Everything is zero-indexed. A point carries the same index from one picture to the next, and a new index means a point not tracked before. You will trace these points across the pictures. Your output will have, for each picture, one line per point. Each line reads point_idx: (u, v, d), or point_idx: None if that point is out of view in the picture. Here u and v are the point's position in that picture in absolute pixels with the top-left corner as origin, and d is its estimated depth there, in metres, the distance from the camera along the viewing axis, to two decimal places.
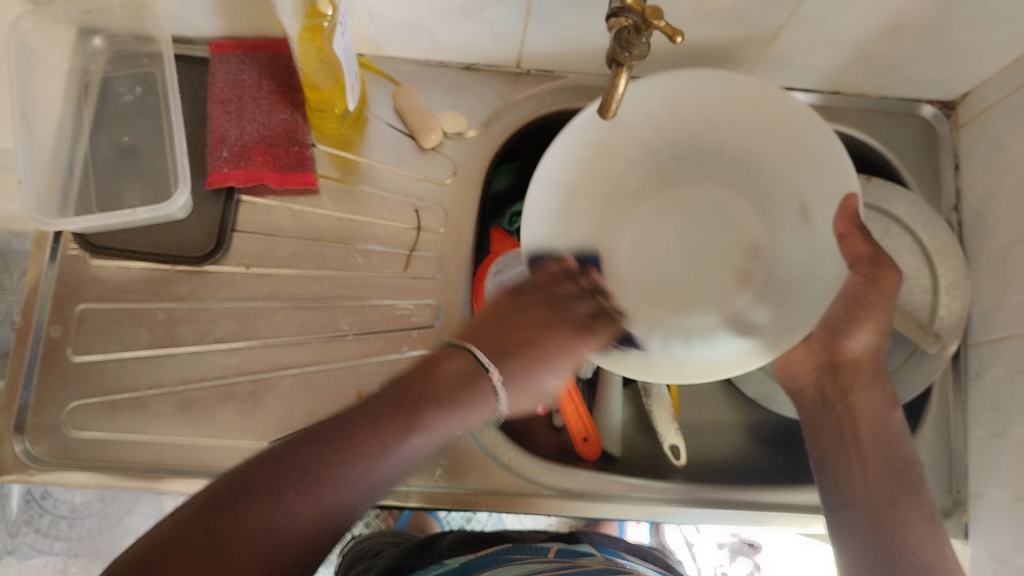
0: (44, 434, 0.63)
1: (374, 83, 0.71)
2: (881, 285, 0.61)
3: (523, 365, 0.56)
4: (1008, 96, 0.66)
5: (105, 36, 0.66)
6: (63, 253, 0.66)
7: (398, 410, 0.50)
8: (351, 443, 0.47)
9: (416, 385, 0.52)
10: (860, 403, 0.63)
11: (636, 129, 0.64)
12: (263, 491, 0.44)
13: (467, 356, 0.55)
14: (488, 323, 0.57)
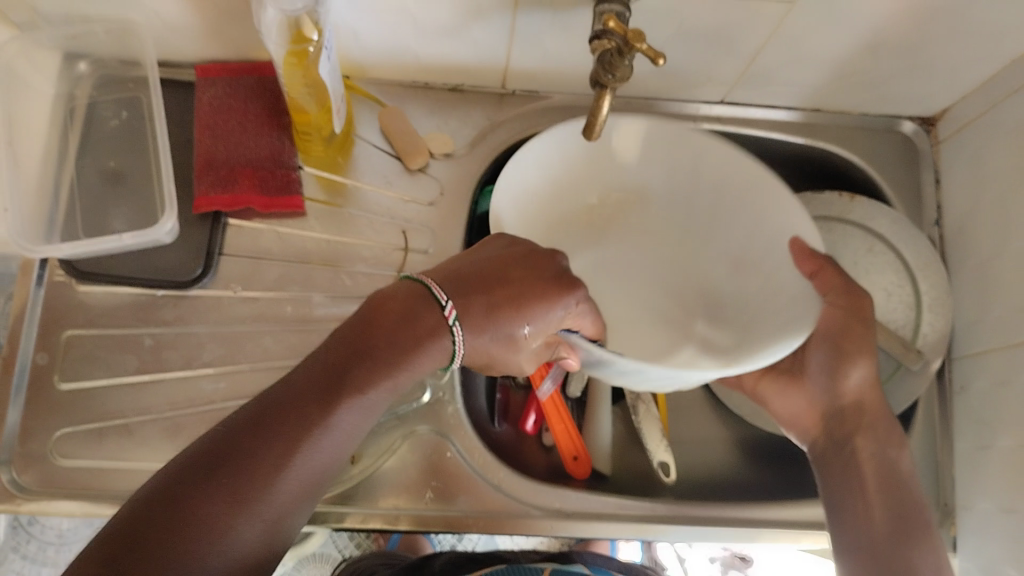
0: (32, 464, 0.62)
1: (361, 106, 0.71)
2: (863, 314, 0.60)
3: (489, 303, 0.50)
4: (986, 111, 0.67)
5: (90, 61, 0.67)
6: (49, 279, 0.66)
7: (329, 374, 0.48)
8: (277, 423, 0.46)
9: (350, 345, 0.49)
10: (864, 444, 0.61)
11: (583, 183, 0.68)
12: (189, 492, 0.43)
13: (418, 294, 0.50)
14: (464, 265, 0.52)
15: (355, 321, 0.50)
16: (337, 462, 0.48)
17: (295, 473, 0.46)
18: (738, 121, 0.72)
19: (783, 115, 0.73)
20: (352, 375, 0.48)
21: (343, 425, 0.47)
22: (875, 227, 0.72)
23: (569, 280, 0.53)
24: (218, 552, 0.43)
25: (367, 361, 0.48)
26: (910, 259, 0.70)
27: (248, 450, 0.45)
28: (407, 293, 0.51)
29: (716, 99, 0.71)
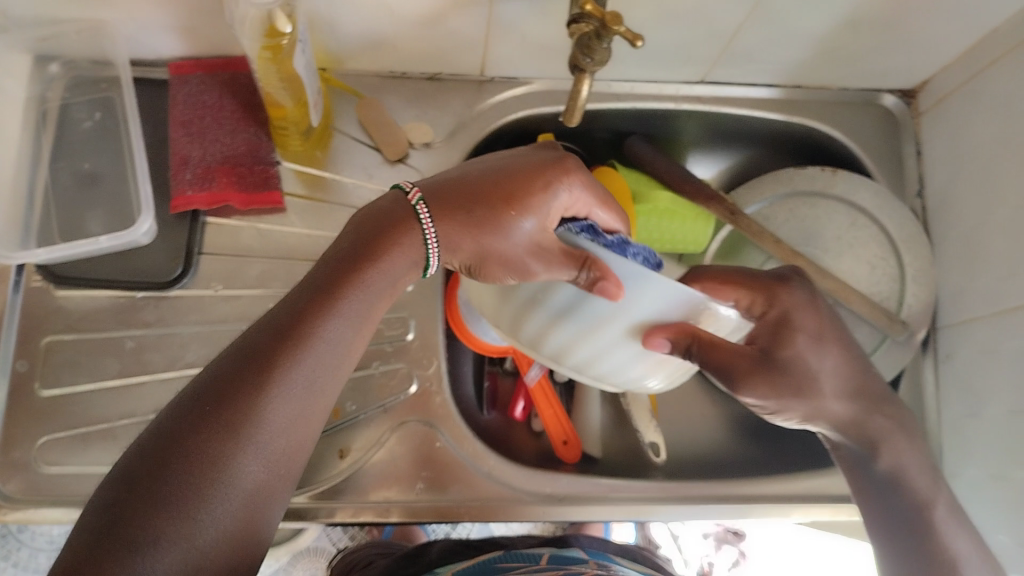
0: (14, 472, 0.60)
1: (339, 98, 0.70)
2: (769, 295, 0.56)
3: (461, 187, 0.51)
4: (965, 83, 0.67)
5: (61, 62, 0.65)
6: (27, 285, 0.65)
7: (310, 296, 0.47)
8: (258, 353, 0.45)
9: (329, 270, 0.48)
10: (883, 438, 0.57)
11: None
12: (183, 432, 0.42)
13: (397, 200, 0.52)
14: (451, 172, 0.54)
15: (331, 253, 0.50)
16: (333, 384, 0.47)
17: (294, 395, 0.45)
18: (719, 100, 0.72)
19: (763, 92, 0.73)
20: (336, 293, 0.47)
21: (334, 341, 0.47)
22: (858, 202, 0.72)
23: (557, 163, 0.53)
24: (224, 486, 0.41)
25: (348, 279, 0.48)
26: (892, 233, 0.71)
27: (240, 380, 0.43)
28: (389, 209, 0.51)
29: (697, 78, 0.71)
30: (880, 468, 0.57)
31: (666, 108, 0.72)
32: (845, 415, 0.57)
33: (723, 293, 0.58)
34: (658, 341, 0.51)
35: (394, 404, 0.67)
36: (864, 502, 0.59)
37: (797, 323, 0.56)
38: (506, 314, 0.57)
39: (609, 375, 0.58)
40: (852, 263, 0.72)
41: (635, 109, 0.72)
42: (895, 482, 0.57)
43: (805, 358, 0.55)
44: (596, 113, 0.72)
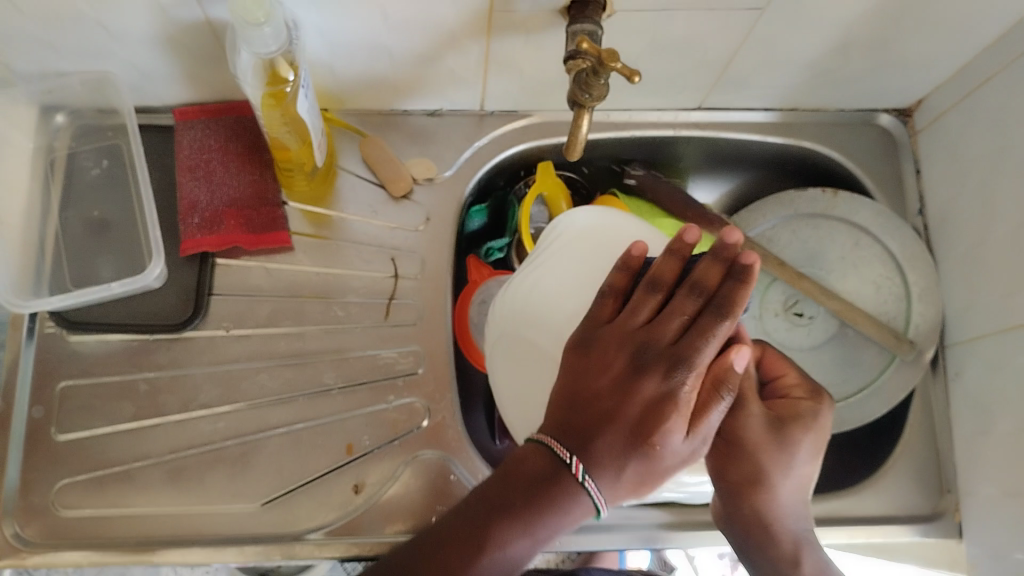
0: (34, 517, 0.62)
1: (341, 137, 0.71)
2: (815, 397, 0.57)
3: (608, 445, 0.46)
4: (960, 101, 0.67)
5: (67, 112, 0.66)
6: (41, 331, 0.66)
7: (491, 495, 0.48)
8: (460, 532, 0.47)
9: (516, 498, 0.47)
10: (807, 560, 0.54)
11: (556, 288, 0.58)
12: None
13: (545, 457, 0.47)
14: (569, 415, 0.48)
15: (507, 468, 0.49)
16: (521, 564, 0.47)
17: (487, 569, 0.46)
18: (718, 126, 0.73)
19: (761, 116, 0.73)
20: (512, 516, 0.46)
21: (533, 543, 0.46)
22: (860, 222, 0.73)
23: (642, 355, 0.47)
24: None
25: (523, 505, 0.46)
26: (897, 254, 0.71)
27: (436, 565, 0.47)
28: (519, 453, 0.49)
29: (694, 106, 0.71)
30: None
31: (666, 135, 0.72)
32: (779, 522, 0.55)
33: (779, 365, 0.59)
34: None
35: (407, 437, 0.66)
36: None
37: (820, 424, 0.56)
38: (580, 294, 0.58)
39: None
40: (858, 284, 0.73)
41: (634, 137, 0.72)
42: None
43: (793, 455, 0.55)
44: (597, 141, 0.73)
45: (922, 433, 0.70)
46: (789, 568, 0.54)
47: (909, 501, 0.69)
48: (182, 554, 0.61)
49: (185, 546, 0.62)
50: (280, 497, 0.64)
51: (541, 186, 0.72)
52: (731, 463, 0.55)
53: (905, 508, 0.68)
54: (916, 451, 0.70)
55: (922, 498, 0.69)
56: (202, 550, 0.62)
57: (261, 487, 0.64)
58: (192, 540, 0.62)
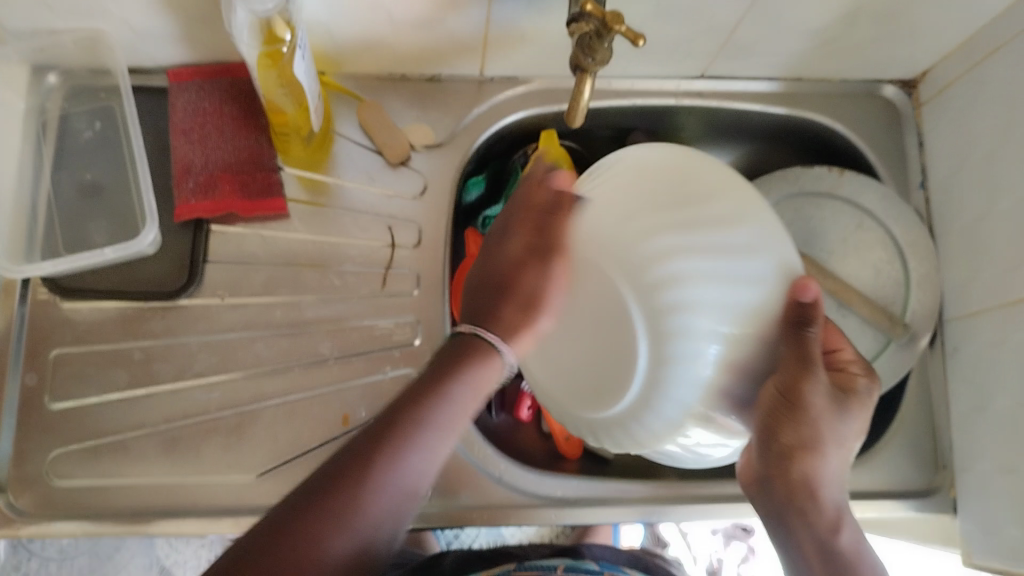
0: (27, 486, 0.62)
1: (338, 102, 0.70)
2: (861, 374, 0.53)
3: (506, 306, 0.53)
4: (966, 72, 0.66)
5: (59, 72, 0.65)
6: (33, 299, 0.65)
7: (415, 389, 0.50)
8: (392, 421, 0.48)
9: (425, 378, 0.51)
10: (844, 521, 0.52)
11: (600, 204, 0.52)
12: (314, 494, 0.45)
13: (458, 339, 0.52)
14: (489, 280, 0.55)
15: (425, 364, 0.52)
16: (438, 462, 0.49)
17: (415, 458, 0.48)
18: (720, 95, 0.72)
19: (764, 86, 0.73)
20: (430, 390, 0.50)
21: (446, 426, 0.49)
22: (862, 203, 0.71)
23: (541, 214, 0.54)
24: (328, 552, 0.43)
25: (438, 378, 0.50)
26: (898, 237, 0.70)
27: (371, 450, 0.47)
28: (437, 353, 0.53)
29: (697, 73, 0.71)
30: (842, 546, 0.51)
31: (668, 104, 0.72)
32: (824, 487, 0.51)
33: (833, 337, 0.55)
34: (805, 289, 0.48)
35: None
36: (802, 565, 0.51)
37: (870, 405, 0.52)
38: (637, 218, 0.50)
39: (692, 331, 0.47)
40: (858, 267, 0.71)
41: (635, 106, 0.72)
42: (859, 561, 0.51)
43: (846, 421, 0.50)
44: (598, 110, 0.72)
45: (920, 410, 0.70)
46: (824, 531, 0.51)
47: (905, 476, 0.69)
48: (175, 525, 0.62)
49: (180, 517, 0.62)
50: (275, 467, 0.63)
51: (543, 156, 0.71)
52: (789, 420, 0.48)
53: (900, 483, 0.69)
54: (913, 427, 0.70)
55: (918, 474, 0.69)
56: (199, 523, 0.62)
57: (256, 459, 0.63)
58: (187, 512, 0.62)
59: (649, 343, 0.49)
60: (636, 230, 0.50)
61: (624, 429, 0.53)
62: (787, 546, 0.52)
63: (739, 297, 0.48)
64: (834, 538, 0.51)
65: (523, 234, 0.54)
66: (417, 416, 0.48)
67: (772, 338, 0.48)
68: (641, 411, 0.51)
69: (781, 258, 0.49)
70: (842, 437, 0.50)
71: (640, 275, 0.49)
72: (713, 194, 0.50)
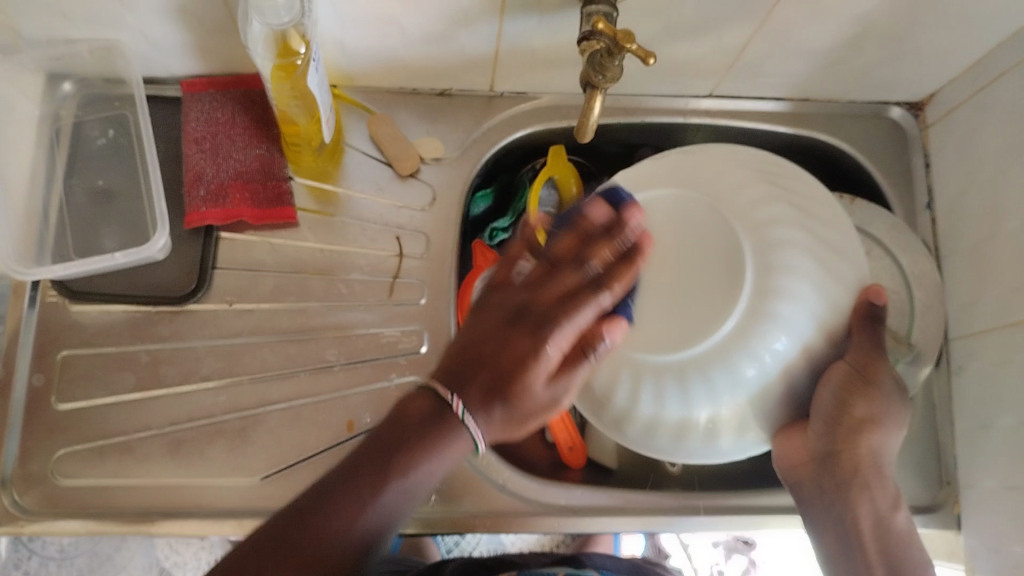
0: (32, 485, 0.63)
1: (349, 114, 0.71)
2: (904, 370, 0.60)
3: (487, 393, 0.46)
4: (973, 96, 0.67)
5: (74, 80, 0.65)
6: (42, 300, 0.66)
7: (382, 440, 0.48)
8: (357, 475, 0.46)
9: (389, 436, 0.48)
10: (897, 501, 0.58)
11: (694, 172, 0.57)
12: (277, 540, 0.45)
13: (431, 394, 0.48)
14: (477, 357, 0.47)
15: (383, 426, 0.48)
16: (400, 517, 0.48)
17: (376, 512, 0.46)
18: (727, 113, 0.73)
19: (772, 105, 0.73)
20: (390, 463, 0.47)
21: (405, 489, 0.47)
22: (872, 231, 0.72)
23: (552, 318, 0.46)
24: None
25: (401, 452, 0.47)
26: (905, 264, 0.70)
27: (331, 504, 0.46)
28: (407, 399, 0.49)
29: (704, 93, 0.71)
30: (897, 524, 0.57)
31: (675, 121, 0.72)
32: (883, 465, 0.57)
33: None
34: (876, 293, 0.54)
35: None
36: (862, 540, 0.57)
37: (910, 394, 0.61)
38: (743, 188, 0.55)
39: (792, 293, 0.51)
40: None
41: (643, 124, 0.72)
42: (907, 541, 0.57)
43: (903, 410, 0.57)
44: (606, 126, 0.72)
45: (924, 426, 0.70)
46: (883, 508, 0.57)
47: (910, 492, 0.69)
48: (180, 526, 0.62)
49: (185, 517, 0.62)
50: (280, 471, 0.64)
51: (552, 170, 0.71)
52: (864, 400, 0.54)
53: (905, 497, 0.69)
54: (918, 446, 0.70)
55: (921, 489, 0.69)
56: (200, 521, 0.62)
57: (260, 462, 0.64)
58: (191, 512, 0.62)
59: (750, 299, 0.51)
60: (744, 198, 0.54)
61: (683, 388, 0.53)
62: (841, 520, 0.57)
63: (825, 283, 0.53)
64: (892, 515, 0.57)
65: (535, 295, 0.47)
66: (371, 497, 0.46)
67: (838, 330, 0.54)
68: (711, 357, 0.52)
69: (855, 267, 0.55)
70: (902, 422, 0.57)
71: (758, 233, 0.53)
72: (806, 193, 0.57)
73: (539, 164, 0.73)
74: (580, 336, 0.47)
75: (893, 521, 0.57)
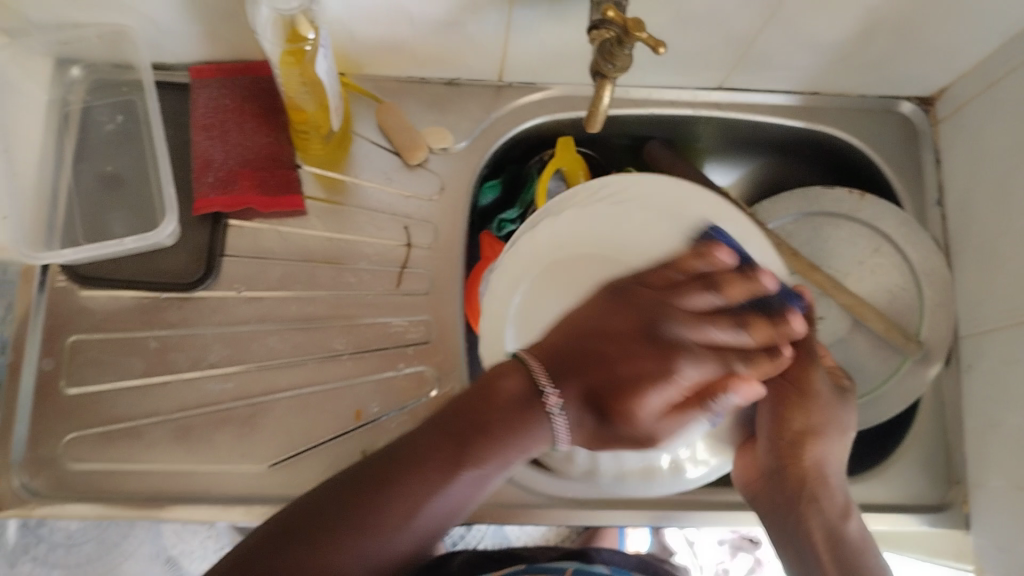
0: (42, 467, 0.63)
1: (356, 102, 0.71)
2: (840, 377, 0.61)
3: (586, 387, 0.48)
4: (984, 91, 0.66)
5: (82, 66, 0.66)
6: (52, 285, 0.66)
7: (467, 415, 0.49)
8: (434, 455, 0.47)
9: (471, 412, 0.48)
10: (851, 511, 0.59)
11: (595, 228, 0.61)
12: (352, 504, 0.46)
13: (526, 372, 0.49)
14: (569, 359, 0.49)
15: (472, 390, 0.49)
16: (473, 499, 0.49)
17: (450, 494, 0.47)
18: (738, 107, 0.72)
19: (782, 98, 0.73)
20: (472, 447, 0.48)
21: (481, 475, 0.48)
22: (882, 227, 0.71)
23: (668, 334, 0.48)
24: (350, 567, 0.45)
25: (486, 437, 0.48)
26: (916, 261, 0.70)
27: (406, 481, 0.47)
28: (500, 367, 0.50)
29: (714, 85, 0.71)
30: (850, 533, 0.58)
31: (684, 114, 0.72)
32: (830, 476, 0.60)
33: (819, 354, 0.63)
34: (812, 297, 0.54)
35: (413, 406, 0.65)
36: (814, 547, 0.58)
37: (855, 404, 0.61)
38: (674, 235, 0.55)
39: None
40: (872, 289, 0.72)
41: (651, 115, 0.72)
42: (862, 547, 0.58)
43: (838, 415, 0.59)
44: (615, 117, 0.72)
45: (931, 425, 0.70)
46: (834, 517, 0.59)
47: (918, 490, 0.68)
48: (187, 512, 0.62)
49: (191, 504, 0.62)
50: (288, 459, 0.64)
51: (560, 162, 0.71)
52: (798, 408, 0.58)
53: (913, 497, 0.68)
54: (927, 443, 0.70)
55: (931, 489, 0.68)
56: (207, 509, 0.62)
57: (269, 451, 0.64)
58: (199, 499, 0.63)
59: None
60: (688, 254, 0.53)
61: (654, 444, 0.53)
62: (796, 533, 0.59)
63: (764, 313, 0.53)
64: (844, 524, 0.58)
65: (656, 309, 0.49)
66: (442, 476, 0.47)
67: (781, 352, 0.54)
68: (662, 426, 0.51)
69: (784, 291, 0.53)
70: (844, 426, 0.60)
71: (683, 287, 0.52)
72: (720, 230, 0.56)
73: (547, 155, 0.73)
74: (703, 376, 0.48)
75: (846, 529, 0.58)
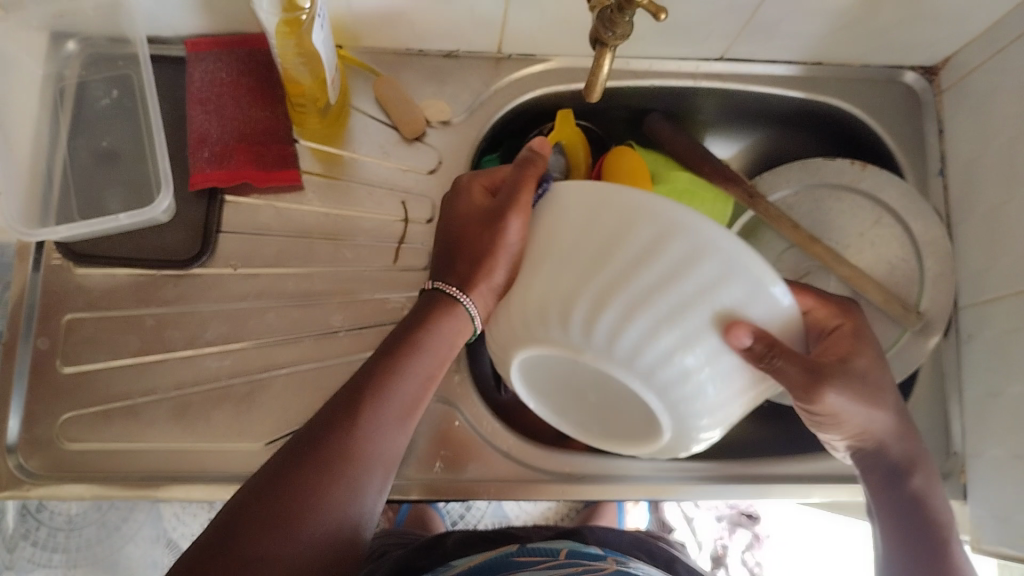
0: (37, 447, 0.63)
1: (356, 75, 0.70)
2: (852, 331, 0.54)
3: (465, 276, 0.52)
4: (988, 59, 0.66)
5: (78, 39, 0.65)
6: (46, 263, 0.66)
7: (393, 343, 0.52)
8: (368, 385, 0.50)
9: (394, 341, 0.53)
10: (919, 466, 0.58)
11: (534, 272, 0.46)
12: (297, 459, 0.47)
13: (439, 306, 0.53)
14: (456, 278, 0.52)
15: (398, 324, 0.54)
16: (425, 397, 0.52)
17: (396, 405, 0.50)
18: (738, 77, 0.72)
19: (784, 69, 0.72)
20: (399, 368, 0.51)
21: (418, 376, 0.52)
22: (883, 198, 0.72)
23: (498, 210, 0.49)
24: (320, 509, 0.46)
25: (407, 354, 0.51)
26: (916, 234, 0.70)
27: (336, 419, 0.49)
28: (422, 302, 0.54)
29: (715, 56, 0.70)
30: (912, 487, 0.57)
31: (685, 85, 0.72)
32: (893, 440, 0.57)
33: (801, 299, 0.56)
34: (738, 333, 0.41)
35: None
36: (871, 497, 0.59)
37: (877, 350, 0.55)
38: (577, 277, 0.43)
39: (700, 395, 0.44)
40: (873, 260, 0.72)
41: (651, 87, 0.72)
42: (922, 502, 0.57)
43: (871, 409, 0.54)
44: (615, 88, 0.72)
45: (930, 396, 0.70)
46: (898, 473, 0.58)
47: None
48: (185, 491, 0.62)
49: (188, 483, 0.62)
50: (285, 437, 0.64)
51: (560, 134, 0.70)
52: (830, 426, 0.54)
53: None
54: (926, 415, 0.70)
55: None
56: (206, 486, 0.62)
57: (266, 426, 0.64)
58: (196, 477, 0.62)
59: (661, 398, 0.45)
60: (592, 308, 0.43)
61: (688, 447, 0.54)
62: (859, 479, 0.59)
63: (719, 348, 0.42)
64: (905, 482, 0.57)
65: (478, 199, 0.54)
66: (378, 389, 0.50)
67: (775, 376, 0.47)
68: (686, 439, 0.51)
69: (735, 273, 0.40)
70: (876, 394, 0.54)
71: (625, 360, 0.44)
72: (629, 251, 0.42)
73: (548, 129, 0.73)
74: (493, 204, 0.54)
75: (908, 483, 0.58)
